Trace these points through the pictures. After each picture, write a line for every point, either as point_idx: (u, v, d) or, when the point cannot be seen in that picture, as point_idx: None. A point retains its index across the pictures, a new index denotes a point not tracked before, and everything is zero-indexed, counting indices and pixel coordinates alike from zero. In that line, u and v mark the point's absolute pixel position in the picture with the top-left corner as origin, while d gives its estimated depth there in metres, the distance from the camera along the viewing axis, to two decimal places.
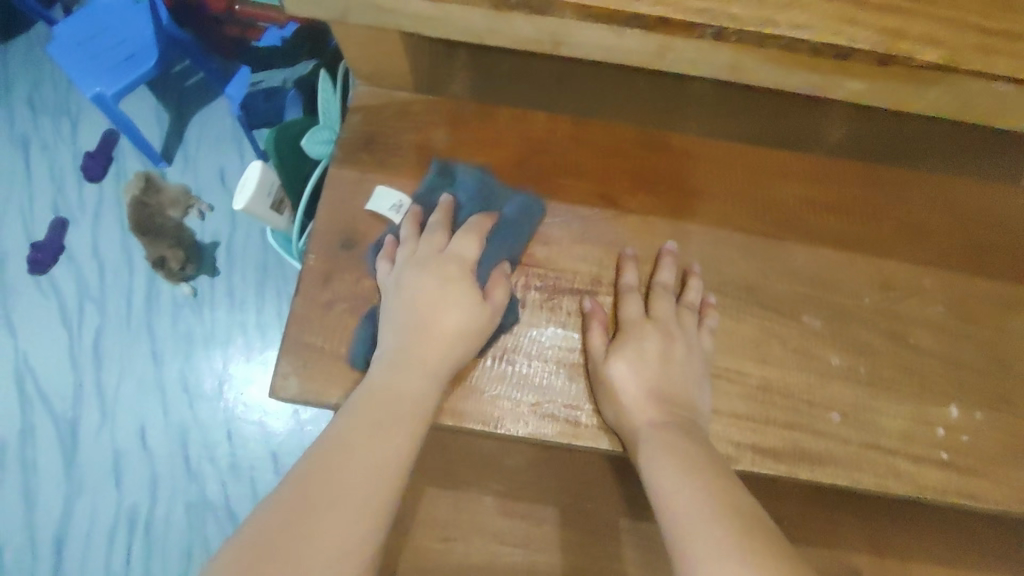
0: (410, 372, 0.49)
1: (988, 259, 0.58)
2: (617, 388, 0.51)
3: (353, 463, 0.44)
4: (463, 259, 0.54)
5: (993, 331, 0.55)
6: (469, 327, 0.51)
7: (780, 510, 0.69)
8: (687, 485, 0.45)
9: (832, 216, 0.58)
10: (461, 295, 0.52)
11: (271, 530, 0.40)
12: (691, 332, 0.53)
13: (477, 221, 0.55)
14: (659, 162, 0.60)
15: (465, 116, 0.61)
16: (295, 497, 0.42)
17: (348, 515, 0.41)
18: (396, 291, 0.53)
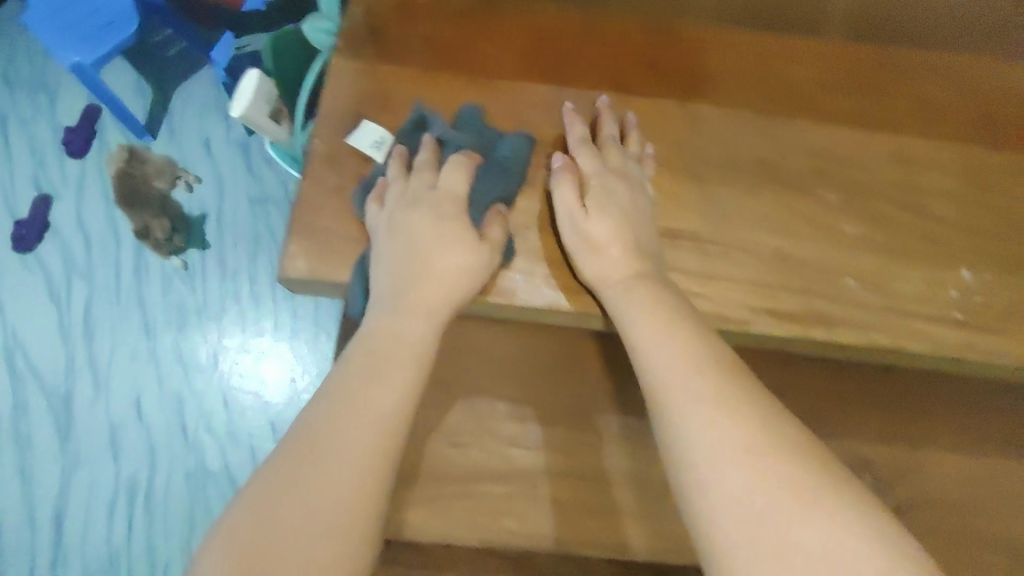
0: (412, 291, 0.49)
1: (995, 133, 0.58)
2: (598, 249, 0.51)
3: (359, 400, 0.44)
4: (454, 196, 0.51)
5: (1005, 199, 0.55)
6: (471, 270, 0.50)
7: (798, 402, 0.69)
8: (666, 356, 0.45)
9: (841, 96, 0.58)
10: (453, 230, 0.50)
11: (314, 424, 0.43)
12: (640, 176, 0.54)
13: (458, 157, 0.52)
14: (665, 49, 0.59)
15: (466, 10, 0.60)
16: (306, 435, 0.42)
17: (377, 411, 0.44)
18: (389, 229, 0.50)
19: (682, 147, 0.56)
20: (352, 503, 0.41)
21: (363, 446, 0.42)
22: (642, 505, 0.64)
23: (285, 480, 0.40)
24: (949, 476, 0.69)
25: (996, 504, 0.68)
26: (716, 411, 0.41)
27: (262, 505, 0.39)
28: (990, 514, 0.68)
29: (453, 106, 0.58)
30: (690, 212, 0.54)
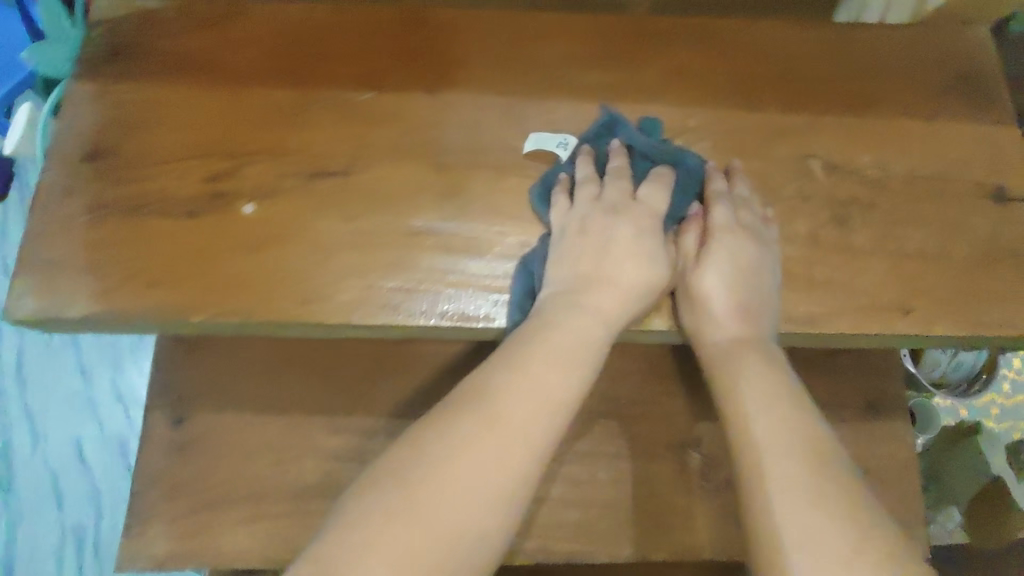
0: (599, 289, 0.47)
1: (758, 93, 0.55)
2: (705, 298, 0.49)
3: (549, 390, 0.43)
4: (652, 213, 0.49)
5: (761, 162, 0.53)
6: (648, 288, 0.48)
7: (615, 391, 0.71)
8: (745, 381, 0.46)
9: (599, 72, 0.56)
10: (649, 248, 0.48)
11: (456, 416, 0.41)
12: (772, 242, 0.50)
13: (659, 173, 0.50)
14: (418, 39, 0.56)
15: (206, 19, 0.57)
16: (464, 412, 0.42)
17: (527, 407, 0.42)
18: (571, 232, 0.49)
19: (427, 137, 0.53)
20: (486, 513, 0.39)
21: (516, 442, 0.41)
22: None
23: (410, 476, 0.39)
24: None
25: None
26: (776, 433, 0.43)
27: (408, 476, 0.39)
28: None
29: (189, 117, 0.54)
30: (436, 206, 0.51)
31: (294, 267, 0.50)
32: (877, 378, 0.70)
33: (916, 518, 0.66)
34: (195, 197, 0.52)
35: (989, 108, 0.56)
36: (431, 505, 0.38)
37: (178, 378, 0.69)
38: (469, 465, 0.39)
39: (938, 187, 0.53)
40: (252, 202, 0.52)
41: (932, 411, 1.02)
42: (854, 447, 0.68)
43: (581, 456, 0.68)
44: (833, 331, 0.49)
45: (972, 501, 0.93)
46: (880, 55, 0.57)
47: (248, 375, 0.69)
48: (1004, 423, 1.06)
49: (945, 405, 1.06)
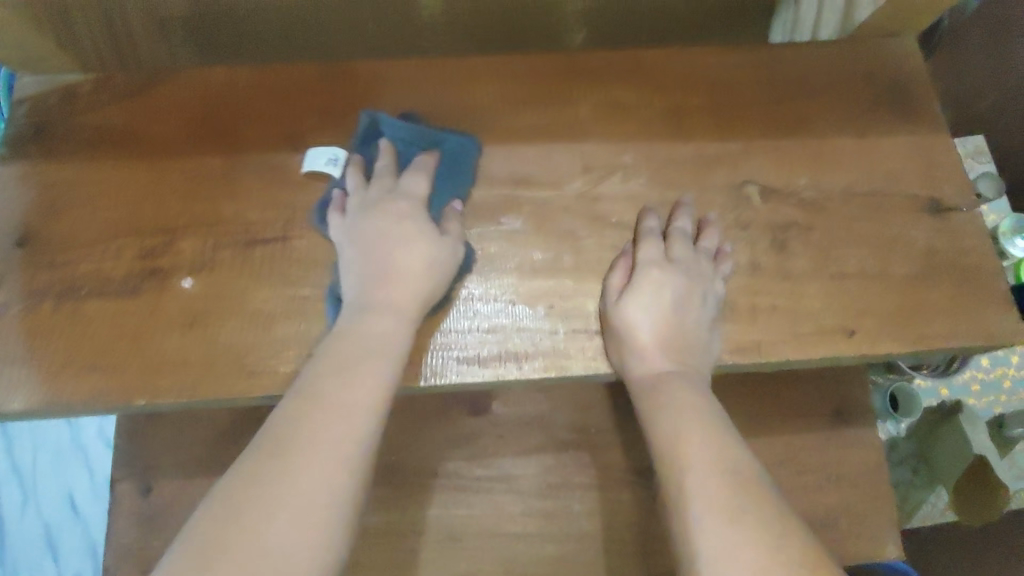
0: (378, 286, 0.47)
1: (688, 122, 0.56)
2: (627, 330, 0.49)
3: (339, 406, 0.41)
4: (410, 202, 0.50)
5: (696, 192, 0.54)
6: (434, 267, 0.48)
7: (585, 419, 0.70)
8: (673, 410, 0.47)
9: (530, 113, 0.56)
10: (419, 232, 0.49)
11: (270, 437, 0.40)
12: (708, 275, 0.51)
13: (423, 159, 0.52)
14: (343, 93, 0.56)
15: (131, 90, 0.56)
16: (264, 449, 0.39)
17: (342, 416, 0.41)
18: (348, 240, 0.50)
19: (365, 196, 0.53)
20: (306, 531, 0.37)
21: (325, 462, 0.39)
22: (443, 547, 0.66)
23: (219, 508, 0.37)
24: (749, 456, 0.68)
25: (794, 481, 0.67)
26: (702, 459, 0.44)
27: (215, 528, 0.36)
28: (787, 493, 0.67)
29: (117, 191, 0.53)
30: None
31: (236, 339, 0.50)
32: (843, 385, 0.71)
33: (887, 521, 0.67)
34: (131, 273, 0.51)
35: (914, 118, 0.57)
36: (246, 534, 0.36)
37: (140, 446, 0.68)
38: (282, 500, 0.37)
39: (874, 203, 0.54)
40: (191, 275, 0.51)
41: (914, 398, 0.97)
42: (822, 456, 0.68)
43: (554, 488, 0.67)
44: (781, 357, 0.49)
45: (956, 483, 0.92)
46: (806, 73, 0.57)
47: (211, 435, 0.68)
48: (989, 397, 0.99)
49: (926, 386, 1.00)
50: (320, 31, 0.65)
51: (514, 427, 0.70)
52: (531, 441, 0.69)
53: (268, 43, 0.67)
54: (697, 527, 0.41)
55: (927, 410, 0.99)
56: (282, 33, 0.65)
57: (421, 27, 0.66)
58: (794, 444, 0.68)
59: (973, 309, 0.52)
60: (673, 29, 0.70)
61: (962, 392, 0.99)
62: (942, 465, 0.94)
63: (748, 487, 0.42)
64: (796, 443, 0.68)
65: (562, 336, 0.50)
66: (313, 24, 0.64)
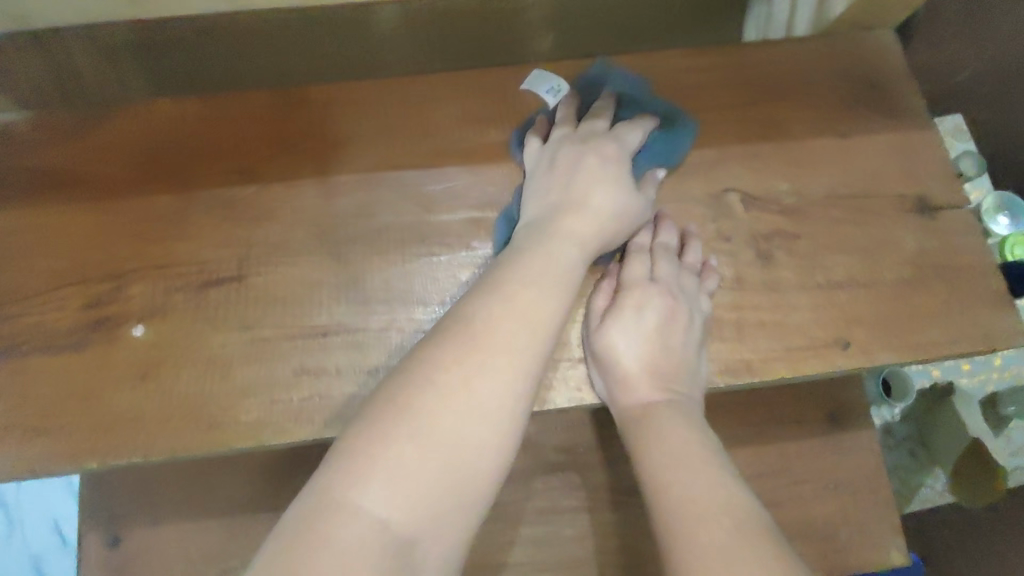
0: (573, 221, 0.46)
1: (660, 131, 0.53)
2: (612, 358, 0.46)
3: (530, 317, 0.40)
4: (625, 149, 0.50)
5: (674, 205, 0.51)
6: (615, 219, 0.48)
7: (573, 439, 0.67)
8: (666, 440, 0.44)
9: (495, 131, 0.53)
10: (618, 178, 0.49)
11: (441, 362, 0.37)
12: (692, 294, 0.48)
13: (641, 120, 0.52)
14: (296, 119, 0.53)
15: (69, 128, 0.53)
16: (447, 370, 0.37)
17: (515, 359, 0.39)
18: (553, 166, 0.49)
19: (324, 227, 0.50)
20: (464, 480, 0.35)
21: (500, 400, 0.37)
22: None
23: (384, 431, 0.35)
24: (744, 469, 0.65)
25: (790, 491, 0.65)
26: (697, 495, 0.40)
27: (406, 409, 0.36)
28: (785, 504, 0.65)
29: (59, 238, 0.50)
30: (343, 301, 0.48)
31: (193, 389, 0.46)
32: (834, 386, 0.68)
33: (887, 527, 0.65)
34: (77, 325, 0.48)
35: (894, 115, 0.55)
36: (409, 470, 0.34)
37: (106, 494, 0.64)
38: (467, 401, 0.37)
39: (858, 207, 0.52)
40: (142, 324, 0.48)
41: (906, 380, 0.96)
42: (819, 464, 0.66)
43: (545, 514, 0.65)
44: (771, 376, 0.47)
45: (956, 459, 0.90)
46: (781, 73, 0.55)
47: (181, 480, 0.64)
48: (980, 375, 0.98)
49: (918, 368, 0.99)
50: (275, 49, 0.63)
51: None
52: (519, 466, 0.66)
53: (221, 66, 0.64)
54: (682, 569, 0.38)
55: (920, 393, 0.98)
56: (235, 53, 0.63)
57: (380, 41, 0.64)
58: (789, 454, 0.66)
59: (966, 312, 0.50)
60: (636, 32, 0.69)
61: (953, 372, 0.98)
62: (939, 444, 0.93)
63: (744, 517, 0.39)
64: (791, 452, 0.66)
65: (540, 369, 0.47)
66: (266, 42, 0.62)
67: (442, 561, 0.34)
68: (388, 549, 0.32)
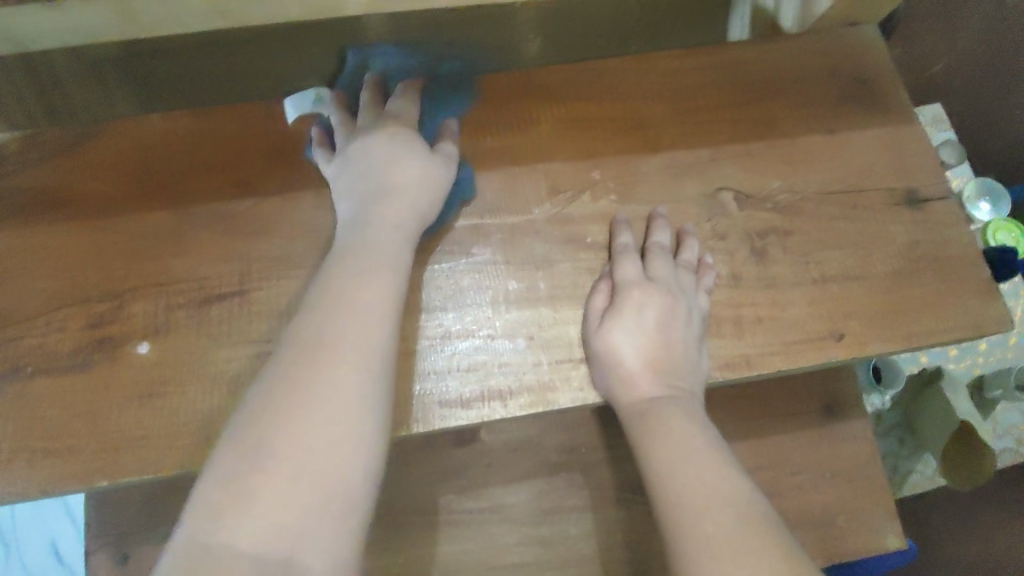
0: (382, 206, 0.47)
1: (653, 132, 0.54)
2: (613, 355, 0.47)
3: (356, 313, 0.41)
4: (404, 122, 0.51)
5: (669, 205, 0.52)
6: (423, 186, 0.48)
7: (574, 439, 0.68)
8: (667, 436, 0.45)
9: (491, 137, 0.53)
10: (411, 145, 0.49)
11: (273, 382, 0.38)
12: (691, 291, 0.49)
13: (404, 89, 0.53)
14: (292, 131, 0.53)
15: (61, 147, 0.52)
16: (274, 388, 0.38)
17: (342, 353, 0.39)
18: (347, 163, 0.49)
19: (323, 238, 0.51)
20: (322, 482, 0.36)
21: (336, 393, 0.38)
22: None
23: (229, 468, 0.35)
24: (744, 462, 0.66)
25: (788, 481, 0.66)
26: (701, 489, 0.41)
27: (249, 438, 0.36)
28: (784, 494, 0.66)
29: (56, 258, 0.50)
30: None
31: (199, 405, 0.47)
32: (828, 377, 0.70)
33: (883, 513, 0.66)
34: (78, 346, 0.48)
35: (881, 110, 0.56)
36: (264, 494, 0.35)
37: (110, 515, 0.63)
38: (306, 410, 0.37)
39: (848, 201, 0.53)
40: (144, 342, 0.48)
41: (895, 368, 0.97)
42: (816, 454, 0.67)
43: (549, 514, 0.65)
44: (770, 370, 0.48)
45: (944, 451, 0.91)
46: (770, 72, 0.56)
47: (182, 498, 0.64)
48: (966, 359, 1.00)
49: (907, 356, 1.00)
50: (267, 60, 0.63)
51: (503, 455, 0.67)
52: (521, 467, 0.67)
53: (212, 79, 0.64)
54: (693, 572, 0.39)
55: (908, 378, 0.99)
56: (227, 66, 0.63)
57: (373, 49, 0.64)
58: (787, 445, 0.67)
59: (955, 302, 0.51)
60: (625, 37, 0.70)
61: (940, 357, 1.00)
62: (929, 434, 0.94)
63: (744, 512, 0.40)
64: (788, 443, 0.67)
65: (543, 369, 0.47)
66: (258, 51, 0.62)
67: (325, 560, 0.35)
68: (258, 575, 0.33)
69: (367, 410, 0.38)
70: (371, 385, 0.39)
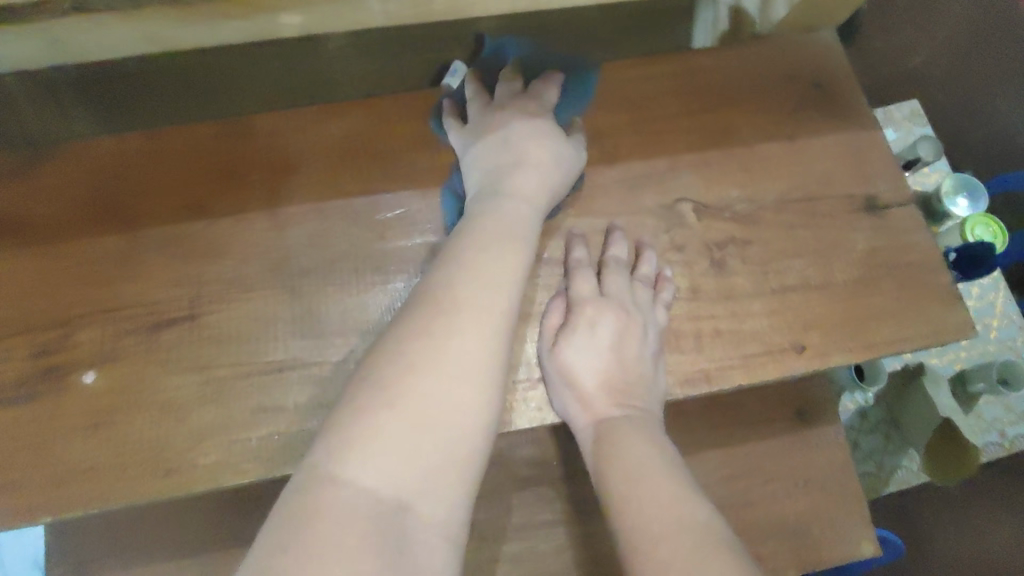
0: (517, 175, 0.47)
1: (611, 144, 0.53)
2: (568, 373, 0.46)
3: (510, 277, 0.41)
4: (546, 104, 0.52)
5: (628, 217, 0.51)
6: (557, 166, 0.48)
7: (545, 452, 0.67)
8: (621, 452, 0.44)
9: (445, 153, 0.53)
10: (547, 128, 0.50)
11: (409, 334, 0.38)
12: (647, 306, 0.48)
13: (551, 75, 0.54)
14: (244, 151, 0.53)
15: (7, 171, 0.51)
16: (409, 340, 0.37)
17: (481, 316, 0.39)
18: (482, 133, 0.50)
19: (276, 259, 0.50)
20: (445, 444, 0.35)
21: (471, 358, 0.37)
22: None
23: (360, 411, 0.35)
24: (717, 471, 0.66)
25: (760, 490, 0.66)
26: (653, 505, 0.41)
27: (382, 383, 0.36)
28: (757, 503, 0.65)
29: (1, 286, 0.49)
30: (299, 336, 0.48)
31: (149, 434, 0.46)
32: (801, 382, 0.69)
33: (858, 520, 0.66)
34: (25, 375, 0.47)
35: (841, 116, 0.55)
36: (390, 444, 0.34)
37: (74, 541, 0.62)
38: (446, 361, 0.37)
39: (808, 210, 0.52)
40: (93, 370, 0.47)
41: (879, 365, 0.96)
42: (790, 461, 0.67)
43: (521, 529, 0.65)
44: (729, 384, 0.48)
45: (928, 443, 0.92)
46: (729, 79, 0.55)
47: (147, 523, 0.63)
48: (947, 356, 0.99)
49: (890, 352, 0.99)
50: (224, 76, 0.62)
51: None
52: (493, 482, 0.66)
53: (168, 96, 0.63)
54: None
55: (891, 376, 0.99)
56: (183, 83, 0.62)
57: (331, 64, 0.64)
58: (760, 452, 0.67)
59: (917, 310, 0.50)
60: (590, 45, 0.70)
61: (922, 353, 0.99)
62: (912, 429, 0.94)
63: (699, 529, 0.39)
64: (762, 451, 0.67)
65: (499, 391, 0.47)
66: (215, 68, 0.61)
67: (441, 521, 0.35)
68: (380, 524, 0.32)
69: (494, 380, 0.38)
70: (500, 355, 0.39)
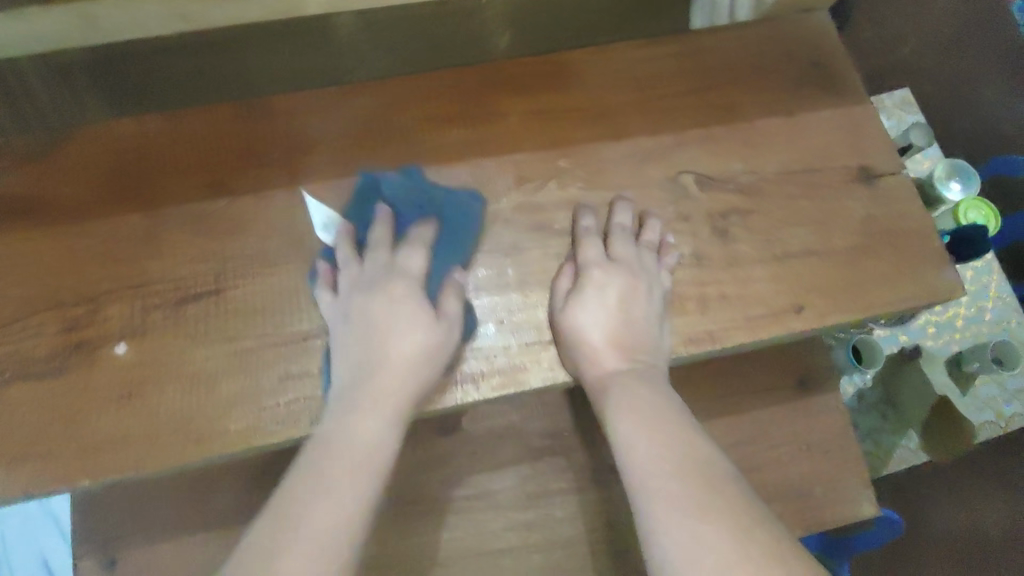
0: (381, 377, 0.46)
1: (618, 119, 0.55)
2: (578, 332, 0.48)
3: (367, 455, 0.43)
4: (412, 278, 0.49)
5: (635, 189, 0.54)
6: (426, 359, 0.46)
7: (556, 424, 0.69)
8: (627, 403, 0.46)
9: (458, 130, 0.55)
10: (415, 316, 0.48)
11: (266, 524, 0.40)
12: (652, 270, 0.51)
13: (419, 232, 0.50)
14: (262, 130, 0.54)
15: (31, 154, 0.53)
16: (268, 526, 0.39)
17: (336, 487, 0.41)
18: (348, 319, 0.48)
19: (296, 234, 0.51)
20: None
21: (325, 525, 0.39)
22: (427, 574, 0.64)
23: None
24: (722, 438, 0.68)
25: (764, 456, 0.68)
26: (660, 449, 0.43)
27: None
28: (761, 468, 0.67)
29: (29, 264, 0.50)
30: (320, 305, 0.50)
31: (178, 403, 0.47)
32: (801, 352, 0.72)
33: (858, 482, 0.68)
34: (55, 350, 0.48)
35: (836, 91, 0.58)
36: None
37: (98, 517, 0.64)
38: (293, 569, 0.37)
39: (807, 179, 0.54)
40: (121, 343, 0.48)
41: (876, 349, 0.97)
42: (791, 427, 0.69)
43: (535, 498, 0.67)
44: (735, 344, 0.50)
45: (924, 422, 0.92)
46: (729, 57, 0.58)
47: (167, 498, 0.64)
48: (944, 337, 1.01)
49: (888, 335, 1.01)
50: (238, 55, 0.65)
51: (486, 442, 0.68)
52: (505, 453, 0.68)
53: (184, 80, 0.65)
54: (655, 538, 0.40)
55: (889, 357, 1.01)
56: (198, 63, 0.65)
57: (342, 46, 0.66)
58: (762, 420, 0.69)
59: (911, 271, 0.53)
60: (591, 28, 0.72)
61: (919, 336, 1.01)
62: None
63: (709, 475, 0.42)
64: (764, 419, 0.69)
65: (514, 352, 0.49)
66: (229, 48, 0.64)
67: None
68: None
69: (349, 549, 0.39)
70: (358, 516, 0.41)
